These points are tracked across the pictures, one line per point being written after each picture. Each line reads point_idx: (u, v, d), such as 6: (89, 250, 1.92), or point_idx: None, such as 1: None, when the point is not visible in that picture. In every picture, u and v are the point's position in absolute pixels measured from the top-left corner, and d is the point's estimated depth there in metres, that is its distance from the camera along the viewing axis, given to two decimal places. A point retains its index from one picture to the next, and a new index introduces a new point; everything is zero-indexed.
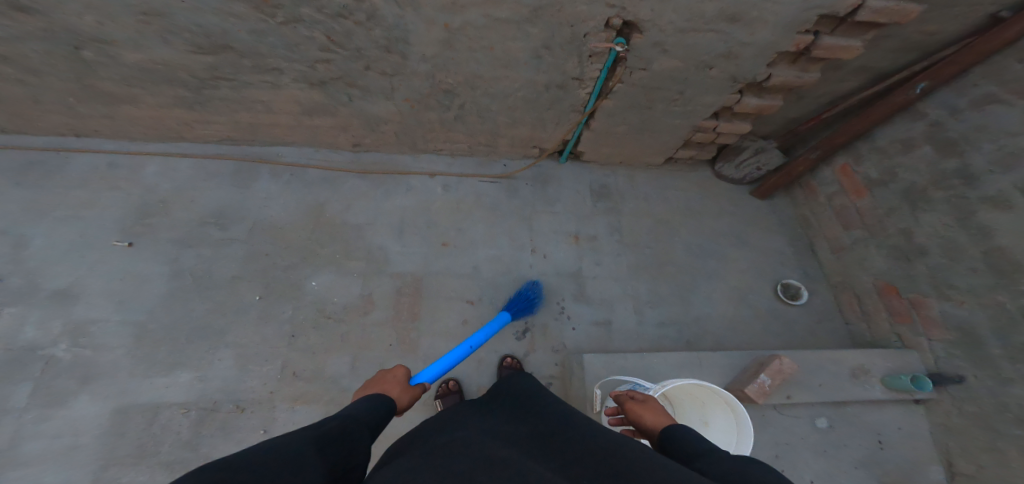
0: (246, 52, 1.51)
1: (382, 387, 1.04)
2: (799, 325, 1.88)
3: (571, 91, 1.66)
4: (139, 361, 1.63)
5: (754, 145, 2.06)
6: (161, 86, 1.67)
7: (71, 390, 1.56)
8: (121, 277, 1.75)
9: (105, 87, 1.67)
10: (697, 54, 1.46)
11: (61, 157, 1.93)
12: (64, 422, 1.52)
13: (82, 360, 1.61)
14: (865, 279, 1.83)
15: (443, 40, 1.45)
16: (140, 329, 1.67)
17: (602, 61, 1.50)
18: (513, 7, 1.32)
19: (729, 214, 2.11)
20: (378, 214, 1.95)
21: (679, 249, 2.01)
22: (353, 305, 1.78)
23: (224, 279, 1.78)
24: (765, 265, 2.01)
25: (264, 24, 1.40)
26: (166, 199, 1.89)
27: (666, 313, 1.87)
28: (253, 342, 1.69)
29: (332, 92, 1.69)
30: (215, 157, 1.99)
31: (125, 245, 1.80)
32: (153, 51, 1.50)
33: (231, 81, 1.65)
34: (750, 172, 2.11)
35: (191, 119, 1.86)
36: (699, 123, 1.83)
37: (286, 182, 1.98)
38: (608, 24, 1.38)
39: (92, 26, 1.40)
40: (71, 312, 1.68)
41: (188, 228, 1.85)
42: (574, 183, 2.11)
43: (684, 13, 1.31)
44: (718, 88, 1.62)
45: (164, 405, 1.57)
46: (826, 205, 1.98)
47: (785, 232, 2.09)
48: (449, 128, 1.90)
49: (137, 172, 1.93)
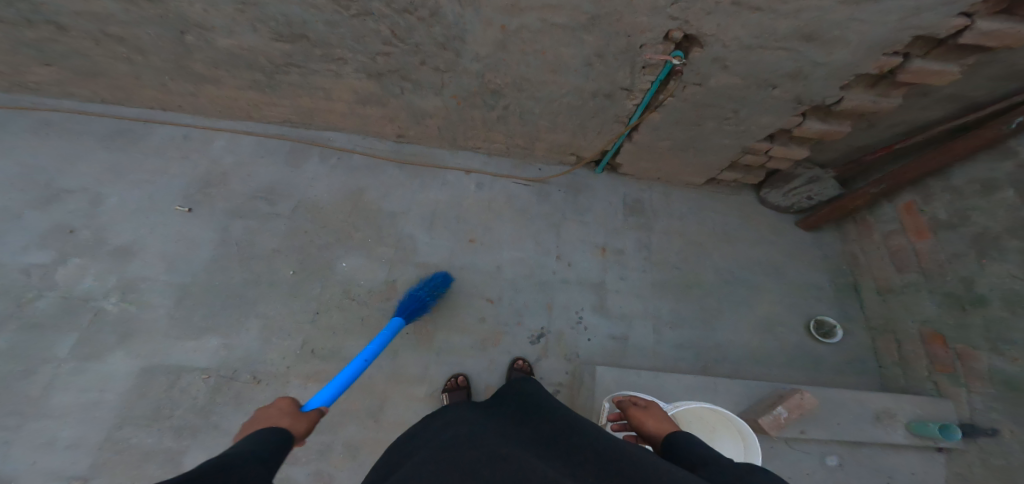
0: (319, 41, 1.58)
1: (269, 421, 1.00)
2: (827, 363, 1.84)
3: (618, 101, 1.67)
4: (175, 322, 1.69)
5: (809, 174, 2.00)
6: (240, 70, 1.76)
7: (107, 344, 1.64)
8: (167, 240, 1.82)
9: (200, 69, 1.77)
10: (760, 71, 1.45)
11: (147, 128, 2.03)
12: (97, 375, 1.59)
13: (123, 315, 1.69)
14: (911, 324, 1.76)
15: (497, 41, 1.48)
16: (182, 291, 1.74)
17: (656, 73, 1.51)
18: (572, 13, 1.35)
19: (762, 241, 2.07)
20: (411, 204, 1.99)
21: (708, 271, 1.98)
22: (377, 290, 1.81)
23: (263, 251, 1.84)
24: (796, 296, 1.96)
25: (338, 16, 1.46)
26: (229, 171, 1.98)
27: (686, 334, 1.85)
28: (280, 317, 1.74)
29: (386, 84, 1.74)
30: (277, 137, 2.07)
31: (186, 211, 1.88)
32: (241, 38, 1.59)
33: (302, 69, 1.72)
34: (799, 201, 2.05)
35: (262, 101, 1.94)
36: (750, 144, 1.80)
37: (332, 165, 2.03)
38: (668, 36, 1.38)
39: (198, 13, 1.51)
40: (124, 268, 1.76)
41: (240, 201, 1.92)
42: (607, 195, 2.10)
43: (754, 29, 1.30)
44: (777, 109, 1.60)
45: (187, 369, 1.63)
46: (880, 244, 1.91)
47: (818, 265, 2.04)
48: (491, 128, 1.92)
49: (210, 146, 2.02)
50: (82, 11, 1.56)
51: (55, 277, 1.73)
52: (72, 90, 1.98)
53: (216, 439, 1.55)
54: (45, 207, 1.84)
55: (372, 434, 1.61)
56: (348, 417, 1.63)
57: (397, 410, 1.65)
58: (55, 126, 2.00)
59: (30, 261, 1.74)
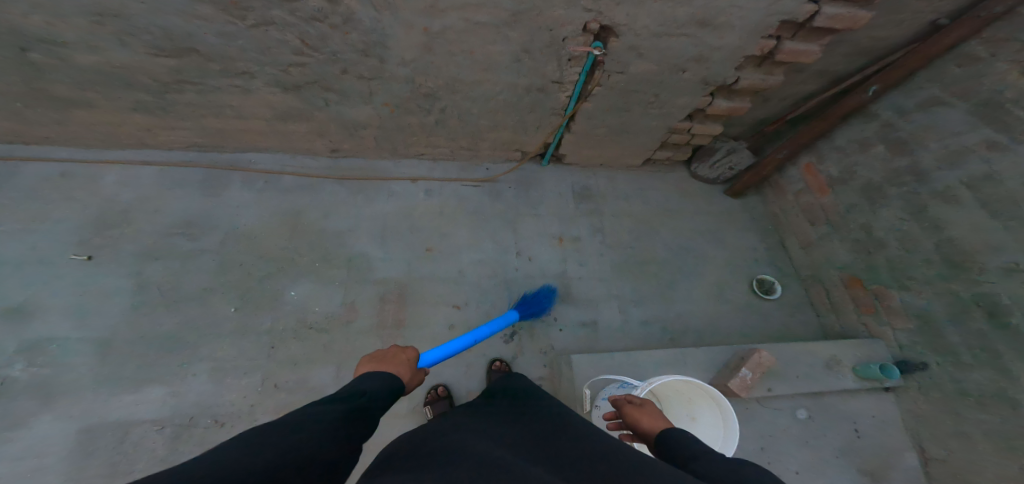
0: (214, 55, 1.48)
1: (389, 367, 1.03)
2: (773, 316, 1.94)
3: (551, 95, 1.68)
4: (104, 379, 1.57)
5: (727, 146, 2.11)
6: (118, 90, 1.61)
7: (30, 411, 1.49)
8: (82, 290, 1.69)
9: (61, 92, 1.60)
10: (667, 58, 1.50)
11: (12, 167, 1.84)
12: (27, 444, 1.45)
13: (39, 379, 1.54)
14: (831, 272, 1.90)
15: (423, 44, 1.45)
16: (101, 345, 1.61)
17: (581, 65, 1.53)
18: (494, 11, 1.34)
19: (706, 214, 2.16)
20: (357, 221, 1.93)
21: (660, 249, 2.05)
22: (335, 314, 1.76)
23: (193, 291, 1.74)
24: (744, 262, 2.06)
25: (232, 26, 1.38)
26: (131, 208, 1.84)
27: (650, 310, 1.91)
28: (230, 355, 1.65)
29: (307, 97, 1.68)
30: (183, 165, 1.95)
31: (86, 258, 1.73)
32: (109, 54, 1.46)
33: (198, 86, 1.61)
34: (723, 172, 2.16)
35: (155, 126, 1.81)
36: (674, 124, 1.87)
37: (259, 189, 1.95)
38: (586, 28, 1.40)
39: (41, 27, 1.35)
40: (23, 329, 1.60)
41: (153, 239, 1.80)
42: (556, 186, 2.13)
43: (656, 17, 1.35)
44: (691, 90, 1.66)
45: (134, 422, 1.52)
46: (794, 203, 2.06)
47: (760, 229, 2.15)
48: (431, 132, 1.89)
49: (96, 182, 1.87)
50: None
51: None
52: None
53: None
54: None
55: (355, 458, 1.54)
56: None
57: (378, 430, 1.60)
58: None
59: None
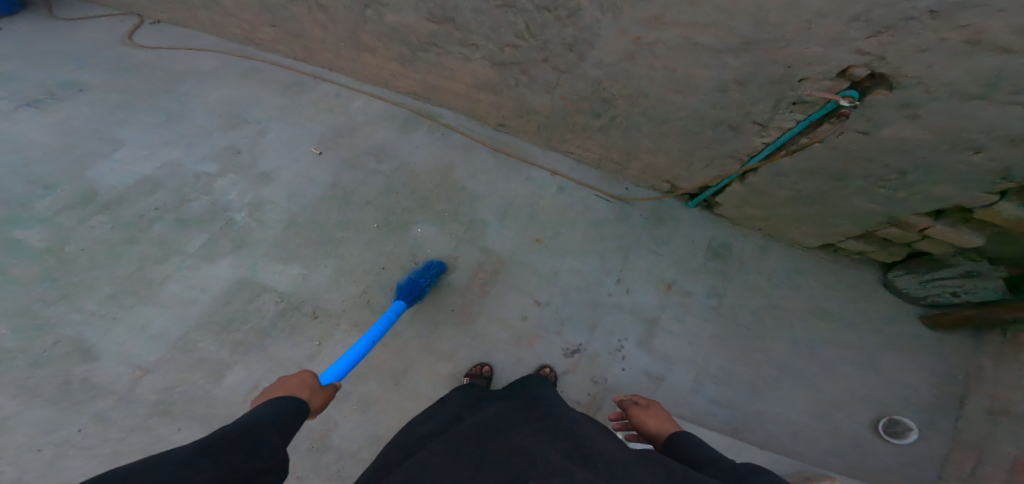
0: (462, 26, 1.63)
1: (289, 391, 1.15)
2: (878, 461, 1.65)
3: (744, 135, 1.54)
4: (277, 245, 1.82)
5: (967, 267, 1.60)
6: (394, 43, 1.85)
7: (224, 248, 1.80)
8: (297, 175, 1.96)
9: (365, 39, 1.89)
10: (962, 129, 1.18)
11: (314, 83, 2.19)
12: (205, 275, 1.75)
13: (245, 228, 1.84)
14: (1007, 448, 1.47)
15: (626, 51, 1.44)
16: (292, 218, 1.87)
17: (810, 112, 1.35)
18: (724, 35, 1.26)
19: (865, 326, 1.82)
20: (492, 191, 1.98)
21: (782, 341, 1.80)
22: (439, 262, 1.83)
23: (358, 201, 1.93)
24: (879, 393, 1.72)
25: (484, 4, 1.51)
26: (357, 127, 2.09)
27: (727, 394, 1.73)
28: (353, 263, 1.81)
29: (505, 74, 1.76)
30: (401, 105, 2.14)
31: (317, 153, 2.01)
32: (404, 16, 1.69)
33: (440, 49, 1.78)
34: (941, 294, 1.70)
35: (399, 73, 2.02)
36: (903, 215, 1.55)
37: (436, 138, 2.08)
38: (845, 73, 1.21)
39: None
40: (260, 189, 1.92)
41: (356, 153, 2.02)
42: (691, 232, 1.97)
43: (980, 75, 1.06)
44: (965, 180, 1.32)
45: (266, 288, 1.74)
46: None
47: (928, 372, 1.73)
48: (589, 135, 1.87)
49: (348, 103, 2.15)
50: None
51: (214, 186, 1.91)
52: (278, 46, 2.19)
53: (260, 362, 1.64)
54: (230, 130, 2.05)
55: (386, 393, 1.68)
56: (372, 372, 1.70)
57: (416, 379, 1.70)
58: (259, 74, 2.22)
59: (199, 171, 1.94)
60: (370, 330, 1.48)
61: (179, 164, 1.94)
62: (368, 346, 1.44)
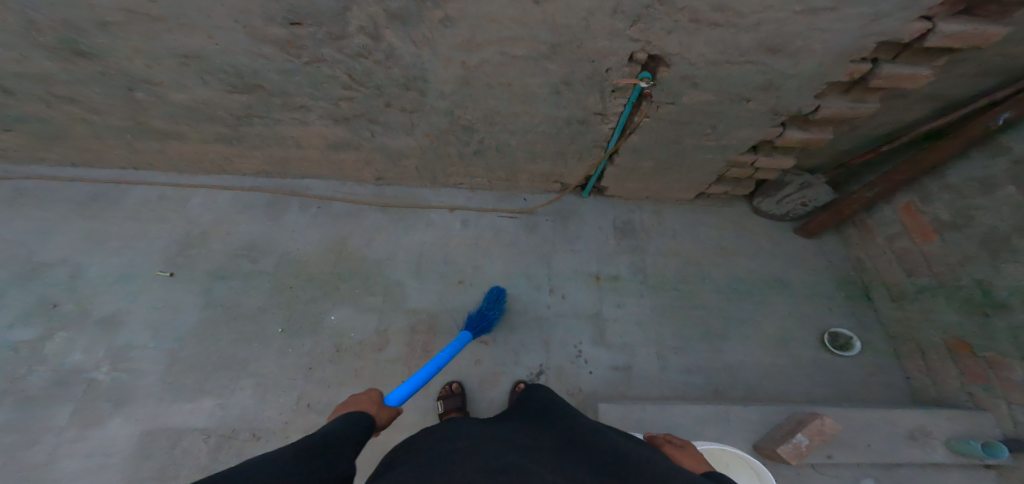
0: (277, 91, 1.52)
1: (358, 407, 1.04)
2: (849, 377, 1.72)
3: (593, 126, 1.57)
4: (168, 388, 1.63)
5: (800, 179, 1.85)
6: (201, 123, 1.71)
7: (105, 411, 1.59)
8: (160, 305, 1.78)
9: (156, 124, 1.72)
10: (729, 87, 1.35)
11: (120, 190, 1.99)
12: (96, 442, 1.54)
13: (117, 384, 1.63)
14: (931, 333, 1.64)
15: (461, 77, 1.40)
16: (172, 356, 1.69)
17: (626, 96, 1.42)
18: (532, 44, 1.26)
19: (771, 254, 1.97)
20: (397, 249, 1.92)
21: (711, 292, 1.88)
22: (368, 341, 1.74)
23: (249, 311, 1.78)
24: (810, 308, 1.86)
25: (290, 64, 1.41)
26: (206, 230, 1.93)
27: (695, 358, 1.75)
28: (273, 374, 1.67)
29: (355, 128, 1.69)
30: (252, 190, 2.02)
31: (166, 274, 1.84)
32: (192, 91, 1.55)
33: (264, 118, 1.67)
34: (794, 208, 1.93)
35: (231, 154, 1.90)
36: (735, 156, 1.71)
37: (312, 214, 1.99)
38: (632, 58, 1.29)
39: (141, 69, 1.46)
40: (112, 338, 1.71)
41: (219, 261, 1.87)
42: (596, 220, 2.02)
43: (716, 46, 1.21)
44: (754, 121, 1.49)
45: (186, 430, 1.57)
46: (885, 248, 1.80)
47: (837, 275, 1.93)
48: (469, 163, 1.85)
49: (183, 205, 1.98)
50: (23, 73, 1.50)
51: (45, 351, 1.67)
52: (75, 157, 1.94)
53: None
54: (27, 282, 1.78)
55: None
56: None
57: None
58: (27, 195, 1.95)
59: (13, 340, 1.68)
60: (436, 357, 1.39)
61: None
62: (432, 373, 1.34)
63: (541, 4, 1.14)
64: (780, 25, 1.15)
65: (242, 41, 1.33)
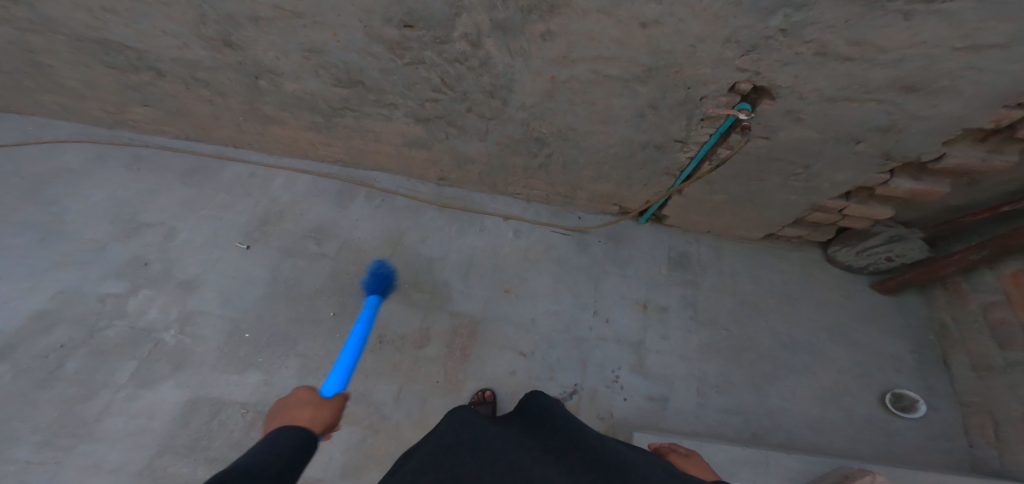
0: (373, 88, 1.59)
1: (286, 417, 0.95)
2: (903, 440, 1.61)
3: (669, 153, 1.57)
4: (222, 357, 1.69)
5: (891, 231, 1.79)
6: (303, 112, 1.79)
7: (161, 373, 1.65)
8: (230, 277, 1.85)
9: (267, 110, 1.82)
10: (841, 125, 1.31)
11: (219, 166, 2.10)
12: (146, 403, 1.60)
13: (180, 347, 1.70)
14: (1016, 407, 1.52)
15: (545, 91, 1.43)
16: (234, 327, 1.75)
17: (715, 126, 1.41)
18: (628, 65, 1.28)
19: (830, 305, 1.89)
20: (449, 250, 1.95)
21: (763, 337, 1.81)
22: (410, 337, 1.75)
23: (307, 291, 1.83)
24: (868, 368, 1.76)
25: (392, 64, 1.47)
26: (284, 209, 2.01)
27: (734, 399, 1.68)
28: (316, 356, 1.71)
29: (432, 129, 1.73)
30: (329, 177, 2.10)
31: (244, 247, 1.91)
32: (305, 83, 1.63)
33: (356, 112, 1.73)
34: (876, 261, 1.85)
35: (318, 141, 1.98)
36: (821, 201, 1.67)
37: (376, 206, 2.04)
38: (734, 88, 1.28)
39: (270, 60, 1.55)
40: (187, 301, 1.79)
41: (291, 240, 1.94)
42: (650, 247, 1.99)
43: (839, 81, 1.19)
44: (860, 165, 1.45)
45: (227, 402, 1.62)
46: (977, 315, 1.70)
47: (906, 336, 1.83)
48: (532, 175, 1.87)
49: (268, 183, 2.08)
50: (177, 58, 1.62)
51: (125, 306, 1.76)
52: (174, 129, 2.07)
53: None
54: (127, 238, 1.90)
55: None
56: (372, 462, 1.54)
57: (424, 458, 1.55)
58: (144, 161, 2.08)
59: (105, 291, 1.78)
60: (354, 330, 1.24)
61: (79, 290, 1.77)
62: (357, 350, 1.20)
63: (647, 28, 1.16)
64: (930, 62, 1.10)
65: (358, 39, 1.40)
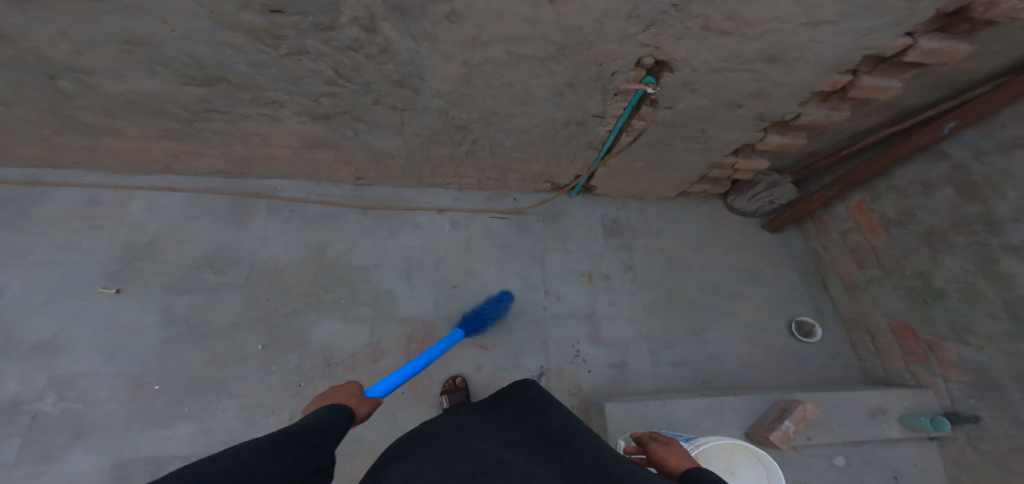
0: (243, 84, 1.41)
1: (335, 399, 0.96)
2: (814, 362, 1.89)
3: (590, 128, 1.62)
4: (135, 414, 1.47)
5: (769, 179, 2.04)
6: (146, 118, 1.54)
7: (62, 445, 1.41)
8: (103, 327, 1.58)
9: (85, 117, 1.52)
10: (727, 92, 1.45)
11: (36, 192, 1.75)
12: (58, 479, 1.36)
13: (71, 415, 1.45)
14: (880, 318, 1.86)
15: (460, 76, 1.39)
16: (134, 382, 1.51)
17: (628, 99, 1.48)
18: (541, 44, 1.28)
19: (741, 250, 2.12)
20: (384, 254, 1.85)
21: (692, 287, 1.99)
22: (361, 354, 1.66)
23: (219, 328, 1.64)
24: (777, 300, 2.02)
25: (264, 55, 1.30)
26: (155, 238, 1.75)
27: (682, 352, 1.83)
28: (258, 394, 1.56)
29: (336, 126, 1.61)
30: (207, 192, 1.85)
31: (113, 291, 1.64)
32: (135, 82, 1.38)
33: (226, 114, 1.54)
34: (762, 205, 2.10)
35: (182, 152, 1.73)
36: (717, 160, 1.84)
37: (284, 218, 1.87)
38: (640, 63, 1.35)
39: (64, 54, 1.26)
40: (53, 364, 1.50)
41: (177, 274, 1.70)
42: (585, 218, 2.06)
43: (721, 53, 1.30)
44: (742, 126, 1.62)
45: (166, 458, 1.43)
46: (839, 241, 2.00)
47: (793, 265, 2.12)
48: (460, 163, 1.83)
49: (122, 209, 1.78)
50: None
51: None
52: None
53: None
54: None
55: None
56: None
57: None
58: None
59: None
60: (422, 355, 1.39)
61: None
62: (416, 371, 1.31)
63: (555, 4, 1.15)
64: (784, 36, 1.24)
65: (204, 29, 1.20)
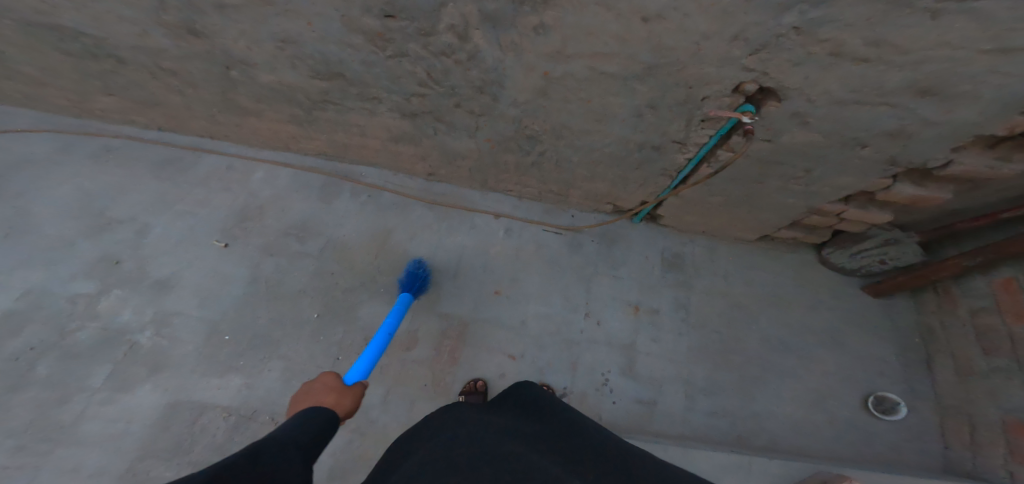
0: (354, 80, 1.50)
1: (312, 399, 1.01)
2: (881, 442, 1.63)
3: (667, 154, 1.51)
4: (202, 359, 1.63)
5: (886, 235, 1.75)
6: (281, 104, 1.70)
7: (140, 376, 1.59)
8: (206, 275, 1.77)
9: (242, 101, 1.72)
10: (843, 130, 1.27)
11: (194, 156, 2.00)
12: (125, 407, 1.54)
13: (156, 350, 1.63)
14: (992, 411, 1.52)
15: (539, 87, 1.36)
16: (212, 328, 1.68)
17: (717, 127, 1.35)
18: (626, 62, 1.21)
19: (824, 307, 1.87)
20: (438, 249, 1.88)
21: (754, 341, 1.79)
22: (399, 338, 1.69)
23: (290, 291, 1.77)
24: (854, 370, 1.75)
25: (374, 56, 1.38)
26: (264, 204, 1.93)
27: (721, 403, 1.66)
28: (300, 360, 1.65)
29: (420, 124, 1.66)
30: (312, 170, 2.02)
31: (222, 246, 1.83)
32: (282, 75, 1.54)
33: (338, 106, 1.65)
34: (869, 264, 1.83)
35: (298, 134, 1.88)
36: (820, 205, 1.64)
37: (362, 202, 1.96)
38: (739, 88, 1.22)
39: (240, 50, 1.45)
40: (161, 301, 1.71)
41: (273, 238, 1.86)
42: (643, 248, 1.94)
43: (852, 83, 1.12)
44: (863, 170, 1.41)
45: (209, 405, 1.56)
46: (965, 320, 1.69)
47: (892, 338, 1.82)
48: (524, 173, 1.80)
49: (247, 176, 1.99)
50: (140, 46, 1.51)
51: (97, 307, 1.68)
52: (130, 116, 1.95)
53: None
54: (97, 236, 1.80)
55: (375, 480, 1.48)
56: (359, 464, 1.50)
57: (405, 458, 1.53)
58: (115, 152, 1.98)
59: (75, 291, 1.70)
60: (384, 325, 1.42)
61: (45, 289, 1.69)
62: (381, 347, 1.35)
63: (649, 22, 1.08)
64: (950, 65, 1.03)
65: (335, 30, 1.30)
